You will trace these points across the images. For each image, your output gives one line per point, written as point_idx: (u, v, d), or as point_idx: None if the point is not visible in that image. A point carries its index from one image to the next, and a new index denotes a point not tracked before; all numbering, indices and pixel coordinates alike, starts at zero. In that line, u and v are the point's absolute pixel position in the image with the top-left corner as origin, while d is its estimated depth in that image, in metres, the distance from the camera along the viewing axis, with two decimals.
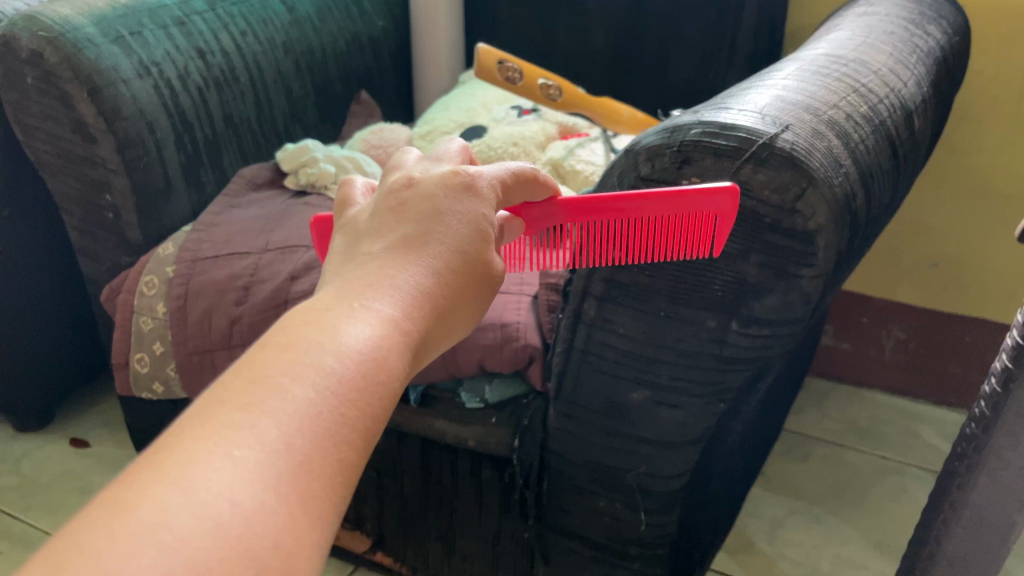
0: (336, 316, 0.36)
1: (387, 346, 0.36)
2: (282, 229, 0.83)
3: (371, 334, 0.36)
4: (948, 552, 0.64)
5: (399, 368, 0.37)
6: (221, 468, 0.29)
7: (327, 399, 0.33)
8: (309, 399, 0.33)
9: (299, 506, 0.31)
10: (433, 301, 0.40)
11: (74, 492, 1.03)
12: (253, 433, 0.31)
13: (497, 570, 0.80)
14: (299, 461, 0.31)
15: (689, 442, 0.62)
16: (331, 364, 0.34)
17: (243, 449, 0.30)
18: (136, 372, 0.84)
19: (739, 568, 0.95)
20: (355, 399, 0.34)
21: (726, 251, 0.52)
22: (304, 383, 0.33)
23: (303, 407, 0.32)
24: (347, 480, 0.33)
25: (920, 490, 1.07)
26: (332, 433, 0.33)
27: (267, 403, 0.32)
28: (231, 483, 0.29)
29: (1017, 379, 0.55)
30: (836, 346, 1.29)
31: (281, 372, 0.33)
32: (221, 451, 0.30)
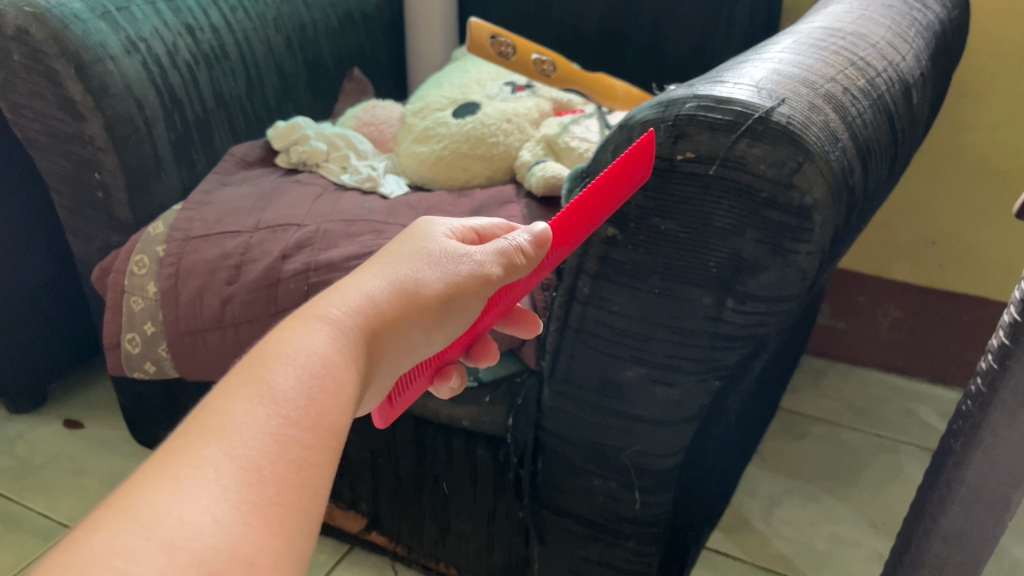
0: (288, 332, 0.39)
1: (334, 352, 0.38)
2: (274, 208, 0.82)
3: (311, 345, 0.38)
4: (943, 529, 0.63)
5: (348, 370, 0.38)
6: (168, 493, 0.29)
7: (273, 405, 0.34)
8: (251, 413, 0.33)
9: (257, 515, 0.30)
10: (384, 310, 0.42)
11: (68, 473, 1.03)
12: (197, 456, 0.31)
13: (491, 550, 0.80)
14: (247, 471, 0.31)
15: (685, 420, 0.62)
16: (279, 370, 0.36)
17: (188, 470, 0.30)
18: (127, 353, 0.83)
19: (734, 546, 0.95)
20: (304, 401, 0.35)
21: (721, 227, 0.52)
22: (247, 401, 0.34)
23: (248, 419, 0.33)
24: (308, 485, 0.33)
25: (916, 468, 1.07)
26: (279, 440, 0.33)
27: (212, 424, 0.32)
28: (179, 503, 0.29)
29: (1015, 356, 0.55)
30: (833, 325, 1.29)
31: (227, 394, 0.34)
32: (166, 480, 0.30)
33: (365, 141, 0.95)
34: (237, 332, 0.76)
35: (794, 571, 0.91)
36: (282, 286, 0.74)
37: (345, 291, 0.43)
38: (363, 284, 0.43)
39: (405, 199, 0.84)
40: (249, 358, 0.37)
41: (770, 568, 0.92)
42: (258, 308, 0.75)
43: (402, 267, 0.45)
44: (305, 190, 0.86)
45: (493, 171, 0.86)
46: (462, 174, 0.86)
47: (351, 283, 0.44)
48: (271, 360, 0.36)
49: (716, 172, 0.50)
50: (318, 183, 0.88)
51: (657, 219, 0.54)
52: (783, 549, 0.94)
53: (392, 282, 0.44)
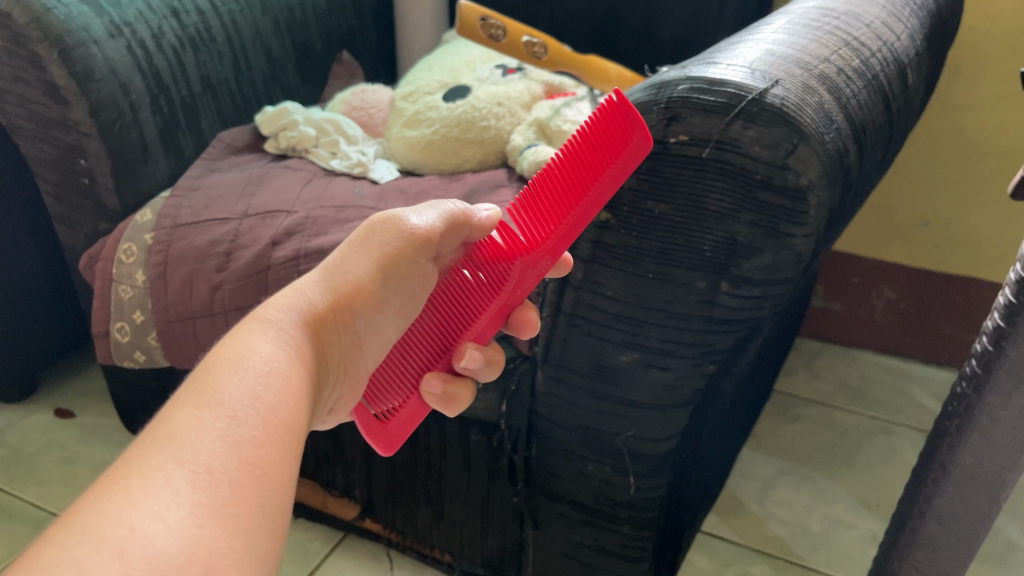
0: (231, 338, 0.41)
1: (283, 352, 0.41)
2: (263, 193, 0.81)
3: (258, 342, 0.40)
4: (937, 510, 0.64)
5: (293, 363, 0.41)
6: (126, 503, 0.29)
7: (230, 411, 0.35)
8: (199, 419, 0.34)
9: (210, 515, 0.30)
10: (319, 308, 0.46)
11: (60, 463, 1.02)
12: (157, 465, 0.31)
13: (486, 536, 0.80)
14: (199, 475, 0.31)
15: (679, 404, 0.61)
16: (224, 374, 0.37)
17: (137, 481, 0.30)
18: (117, 342, 0.82)
19: (729, 529, 0.95)
20: (259, 400, 0.36)
21: (714, 209, 0.51)
22: (202, 409, 0.34)
23: (196, 423, 0.33)
24: (263, 485, 0.33)
25: (909, 449, 1.08)
26: (228, 443, 0.33)
27: (162, 435, 0.33)
28: (132, 510, 0.29)
29: (1010, 338, 0.55)
30: (827, 307, 1.29)
31: (178, 404, 0.35)
32: (119, 489, 0.30)
33: (354, 124, 0.94)
34: (226, 319, 0.75)
35: (790, 553, 0.91)
36: (271, 274, 0.73)
37: (280, 300, 0.45)
38: (294, 290, 0.47)
39: (395, 184, 0.83)
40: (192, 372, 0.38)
41: (766, 551, 0.92)
42: (247, 296, 0.74)
43: (329, 266, 0.49)
44: (294, 175, 0.85)
45: (485, 155, 0.85)
46: (453, 159, 0.85)
47: (282, 296, 0.46)
48: (214, 363, 0.38)
49: (709, 155, 0.50)
50: (308, 167, 0.88)
51: (649, 202, 0.53)
52: (778, 531, 0.94)
53: (326, 283, 0.47)
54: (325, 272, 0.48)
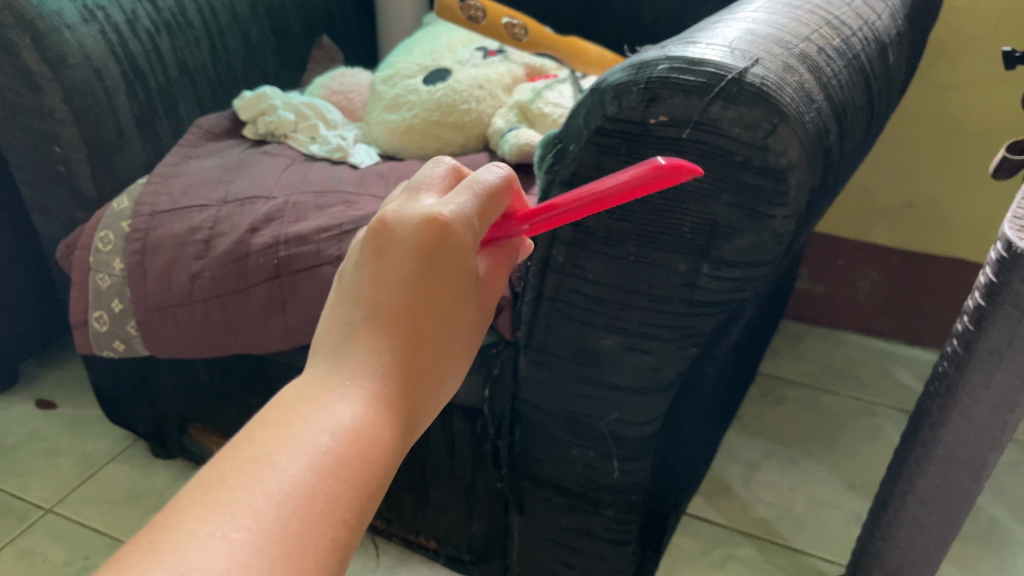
0: (335, 397, 0.36)
1: (374, 419, 0.36)
2: (242, 180, 0.80)
3: (355, 419, 0.36)
4: (920, 490, 0.66)
5: (380, 430, 0.36)
6: (180, 547, 0.29)
7: (306, 452, 0.34)
8: (297, 468, 0.33)
9: (265, 553, 0.30)
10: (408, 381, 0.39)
11: (41, 454, 1.01)
12: (220, 502, 0.31)
13: (471, 521, 0.80)
14: (286, 518, 0.31)
15: (661, 387, 0.61)
16: (322, 436, 0.35)
17: (231, 520, 0.30)
18: (95, 331, 0.82)
19: (714, 511, 0.95)
20: (359, 462, 0.35)
21: (696, 191, 0.51)
22: (304, 450, 0.34)
23: (291, 476, 0.32)
24: (326, 519, 0.32)
25: (893, 429, 1.08)
26: (315, 493, 0.32)
27: (252, 470, 0.32)
28: (215, 559, 0.29)
29: (989, 317, 0.56)
30: (811, 289, 1.29)
31: (268, 437, 0.34)
32: (204, 527, 0.30)
33: (334, 109, 0.93)
34: (207, 308, 0.74)
35: (776, 535, 0.92)
36: (251, 262, 0.72)
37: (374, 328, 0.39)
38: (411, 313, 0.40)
39: (375, 169, 0.83)
40: (284, 401, 0.37)
41: (751, 532, 0.92)
42: (228, 285, 0.73)
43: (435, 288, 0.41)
44: (274, 161, 0.84)
45: (466, 139, 0.85)
46: (434, 142, 0.85)
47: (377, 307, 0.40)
48: (318, 427, 0.35)
49: (689, 135, 0.49)
50: (287, 153, 0.87)
51: None
52: (763, 513, 0.95)
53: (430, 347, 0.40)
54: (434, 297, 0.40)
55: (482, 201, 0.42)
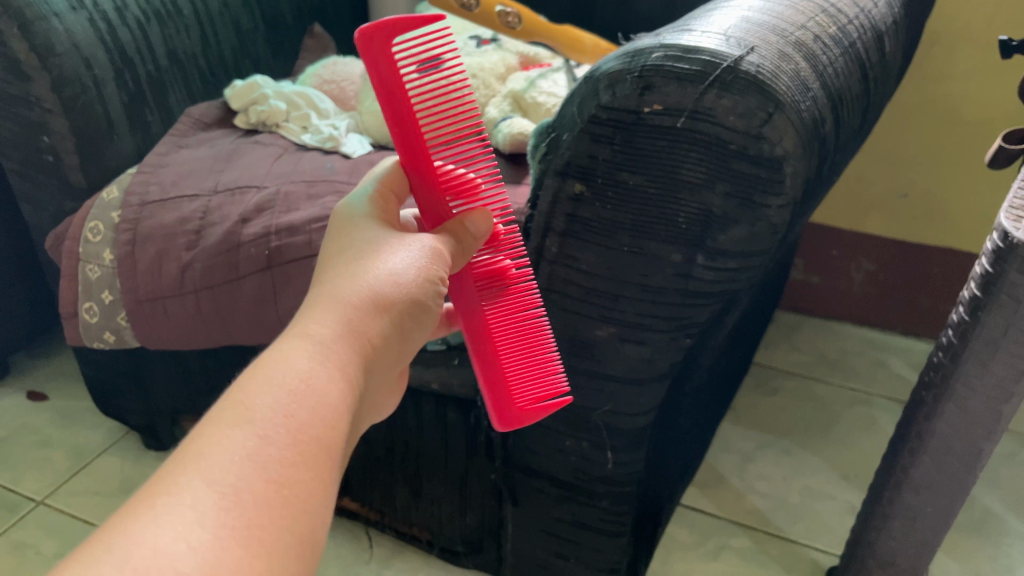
0: (278, 364, 0.36)
1: (320, 381, 0.36)
2: (233, 169, 0.79)
3: (302, 380, 0.36)
4: (914, 480, 0.66)
5: (324, 393, 0.36)
6: (121, 526, 0.28)
7: (256, 425, 0.32)
8: (245, 442, 0.31)
9: (210, 524, 0.28)
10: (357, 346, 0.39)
11: (33, 446, 1.01)
12: (171, 482, 0.29)
13: (465, 513, 0.79)
14: (234, 494, 0.30)
15: (656, 378, 0.61)
16: (268, 400, 0.34)
17: (174, 497, 0.29)
18: (86, 323, 0.81)
19: (709, 502, 0.95)
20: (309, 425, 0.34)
21: (691, 180, 0.50)
22: (248, 421, 0.32)
23: (240, 450, 0.31)
24: (278, 482, 0.31)
25: (887, 419, 1.08)
26: (266, 466, 0.31)
27: (198, 450, 0.31)
28: (157, 533, 0.27)
29: (985, 308, 0.56)
30: (806, 280, 1.29)
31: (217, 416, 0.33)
32: (146, 507, 0.29)
33: (326, 98, 0.93)
34: (197, 299, 0.74)
35: (770, 525, 0.92)
36: (242, 252, 0.71)
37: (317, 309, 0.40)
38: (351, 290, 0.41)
39: (368, 158, 0.82)
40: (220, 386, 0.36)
41: (746, 523, 0.92)
42: (218, 275, 0.72)
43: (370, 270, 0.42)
44: (265, 150, 0.83)
45: None
46: None
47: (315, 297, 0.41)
48: (266, 391, 0.34)
49: (684, 125, 0.48)
50: (279, 142, 0.86)
51: (623, 173, 0.52)
52: (757, 504, 0.94)
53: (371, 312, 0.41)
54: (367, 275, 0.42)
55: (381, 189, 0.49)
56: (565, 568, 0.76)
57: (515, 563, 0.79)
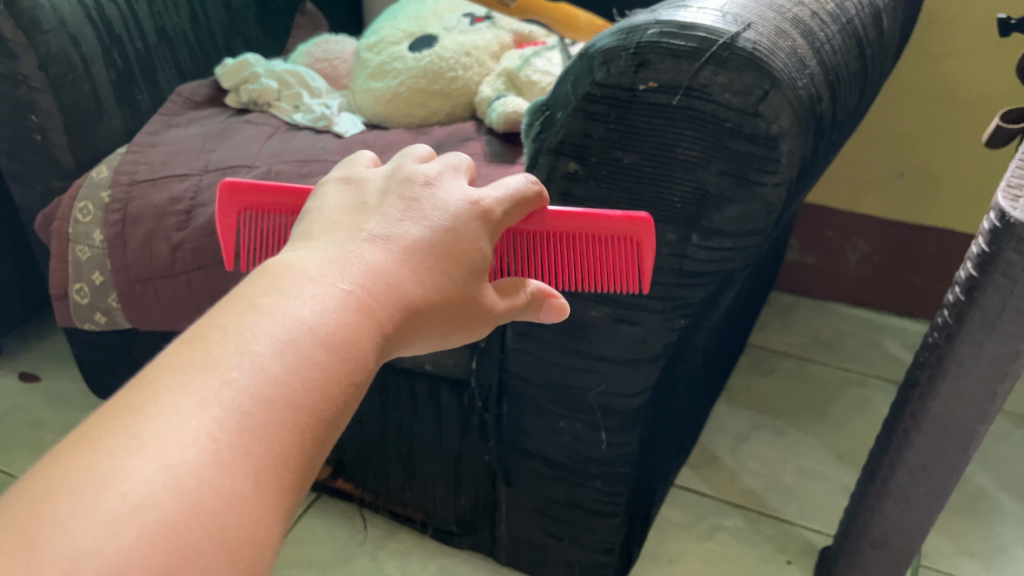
0: (306, 289, 0.33)
1: (355, 319, 0.33)
2: (224, 149, 0.78)
3: (335, 315, 0.33)
4: (909, 461, 0.66)
5: (369, 337, 0.34)
6: (131, 436, 0.26)
7: (279, 353, 0.30)
8: (265, 375, 0.29)
9: (222, 469, 0.27)
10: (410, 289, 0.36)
11: (24, 427, 1.01)
12: (188, 403, 0.28)
13: (459, 494, 0.79)
14: (251, 436, 0.28)
15: (649, 359, 0.61)
16: (294, 332, 0.31)
17: (195, 424, 0.27)
18: (76, 304, 0.80)
19: (703, 482, 0.95)
20: (330, 364, 0.31)
21: (686, 158, 0.50)
22: (268, 348, 0.30)
23: (260, 383, 0.29)
24: (293, 424, 0.29)
25: (881, 400, 1.08)
26: (283, 406, 0.29)
27: (218, 368, 0.29)
28: (166, 452, 0.26)
29: (981, 288, 0.56)
30: (801, 261, 1.29)
31: (237, 330, 0.31)
32: (153, 416, 0.27)
33: (318, 77, 0.92)
34: (189, 280, 0.73)
35: (763, 505, 0.92)
36: None
37: (372, 230, 0.38)
38: (398, 227, 0.38)
39: (360, 137, 0.81)
40: (257, 289, 0.33)
41: (739, 503, 0.92)
42: (210, 255, 0.72)
43: (443, 210, 0.40)
44: (256, 129, 0.83)
45: (453, 106, 0.84)
46: (420, 111, 0.83)
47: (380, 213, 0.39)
48: (294, 323, 0.31)
49: (679, 102, 0.48)
50: (270, 121, 0.85)
51: (618, 152, 0.51)
52: (751, 484, 0.95)
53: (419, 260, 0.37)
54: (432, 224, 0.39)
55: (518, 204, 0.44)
56: (559, 549, 0.76)
57: (509, 544, 0.79)
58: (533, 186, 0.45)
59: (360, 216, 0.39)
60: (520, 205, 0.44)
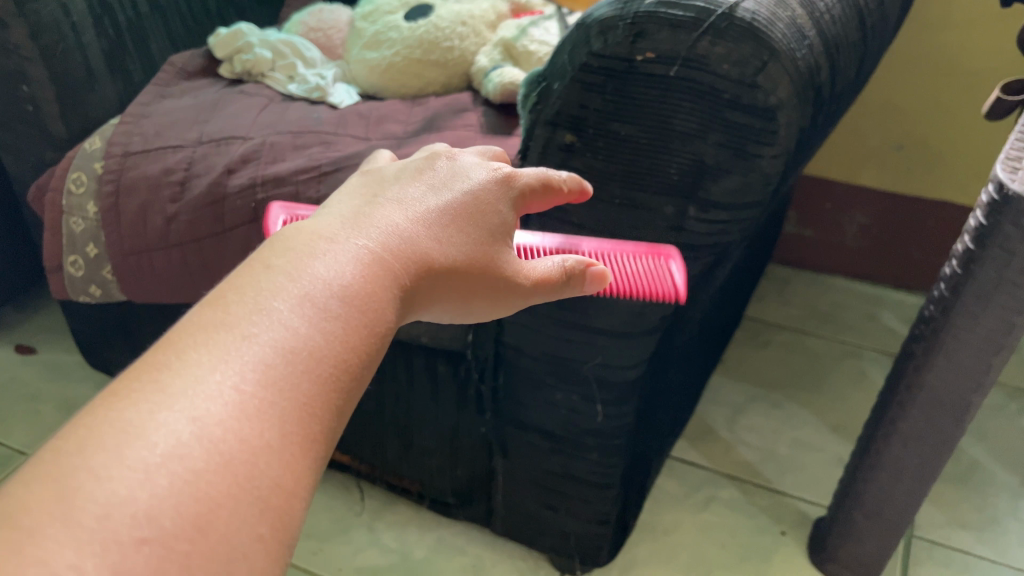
0: (326, 247, 0.34)
1: (375, 275, 0.34)
2: (217, 120, 0.78)
3: (355, 271, 0.33)
4: (903, 432, 0.67)
5: (389, 293, 0.34)
6: (162, 386, 0.27)
7: (305, 303, 0.31)
8: (292, 324, 0.30)
9: (251, 416, 0.27)
10: (428, 252, 0.38)
11: (21, 400, 1.01)
12: (216, 353, 0.28)
13: (455, 465, 0.80)
14: (279, 384, 0.28)
15: (645, 331, 0.60)
16: (319, 286, 0.32)
17: (224, 373, 0.28)
18: (70, 276, 0.80)
19: (698, 453, 0.96)
20: (352, 317, 0.32)
21: (684, 130, 0.49)
22: (291, 300, 0.31)
23: (287, 332, 0.29)
24: (321, 373, 0.30)
25: (877, 372, 1.09)
26: (309, 355, 0.30)
27: (243, 321, 0.29)
28: (191, 401, 0.26)
29: (978, 261, 0.56)
30: (798, 233, 1.29)
31: (262, 284, 0.31)
32: (179, 370, 0.27)
33: (312, 47, 0.91)
34: (183, 252, 0.73)
35: (758, 477, 0.92)
36: (228, 205, 0.70)
37: (390, 199, 0.39)
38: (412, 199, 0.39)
39: (355, 109, 0.80)
40: (275, 247, 0.34)
41: (734, 474, 0.93)
42: (204, 228, 0.71)
43: (462, 187, 0.42)
44: (250, 100, 0.82)
45: (448, 77, 0.83)
46: (415, 81, 0.83)
47: (397, 186, 0.40)
48: (316, 277, 0.32)
49: (677, 73, 0.47)
50: (264, 92, 0.84)
51: (615, 123, 0.51)
52: (747, 455, 0.95)
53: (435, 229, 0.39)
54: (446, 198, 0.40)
55: (545, 186, 0.45)
56: (555, 520, 0.76)
57: (505, 515, 0.80)
58: (566, 175, 0.46)
59: (379, 187, 0.41)
60: (549, 190, 0.45)
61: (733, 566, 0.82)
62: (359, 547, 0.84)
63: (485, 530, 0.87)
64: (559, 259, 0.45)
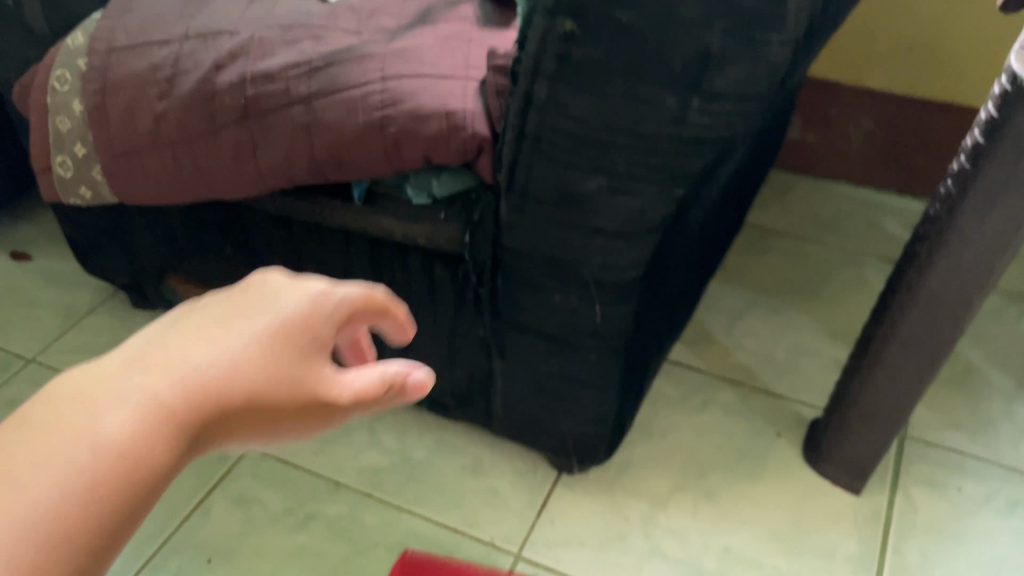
0: (191, 340, 0.30)
1: (221, 387, 0.29)
2: (204, 14, 0.73)
3: (210, 365, 0.29)
4: (902, 334, 0.66)
5: (221, 410, 0.29)
6: None
7: (142, 400, 0.27)
8: (114, 429, 0.26)
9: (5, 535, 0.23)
10: (270, 361, 0.30)
11: (20, 306, 1.01)
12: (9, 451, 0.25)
13: (454, 367, 0.80)
14: (59, 487, 0.25)
15: (645, 231, 0.59)
16: (155, 386, 0.28)
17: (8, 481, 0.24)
18: (60, 179, 0.79)
19: (696, 358, 0.96)
20: (183, 416, 0.28)
21: (690, 17, 0.47)
22: (131, 397, 0.27)
23: (101, 433, 0.26)
24: (120, 487, 0.26)
25: (877, 278, 1.08)
26: (119, 464, 0.26)
27: (65, 408, 0.26)
28: None
29: (988, 156, 0.54)
30: (802, 139, 1.26)
31: (103, 373, 0.28)
32: None
33: None
34: (174, 153, 0.71)
35: (756, 380, 0.93)
36: (219, 103, 0.67)
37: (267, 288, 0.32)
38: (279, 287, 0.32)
39: (345, 2, 0.76)
40: (144, 332, 0.30)
41: (731, 378, 0.93)
42: (194, 127, 0.69)
43: (326, 282, 0.34)
44: None
45: None
46: None
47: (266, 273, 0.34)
48: (159, 370, 0.28)
49: None
50: None
51: (617, 9, 0.48)
52: (744, 360, 0.96)
53: (283, 319, 0.31)
54: (315, 295, 0.33)
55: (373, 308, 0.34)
56: (552, 421, 0.77)
57: (503, 417, 0.81)
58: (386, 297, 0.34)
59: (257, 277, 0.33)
60: (373, 308, 0.34)
61: (728, 467, 0.83)
62: (359, 449, 0.86)
63: (483, 432, 0.88)
64: (387, 368, 0.34)
